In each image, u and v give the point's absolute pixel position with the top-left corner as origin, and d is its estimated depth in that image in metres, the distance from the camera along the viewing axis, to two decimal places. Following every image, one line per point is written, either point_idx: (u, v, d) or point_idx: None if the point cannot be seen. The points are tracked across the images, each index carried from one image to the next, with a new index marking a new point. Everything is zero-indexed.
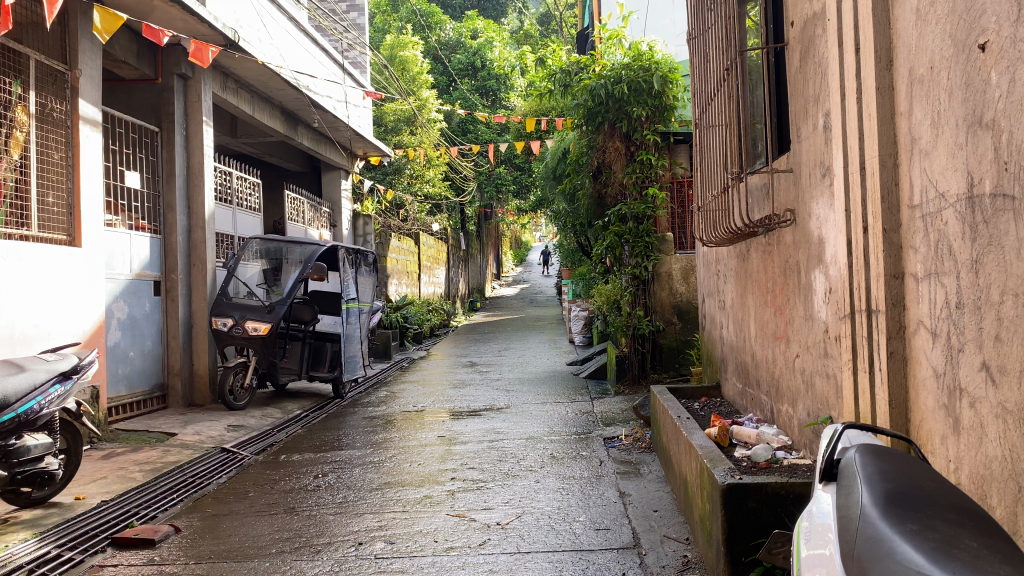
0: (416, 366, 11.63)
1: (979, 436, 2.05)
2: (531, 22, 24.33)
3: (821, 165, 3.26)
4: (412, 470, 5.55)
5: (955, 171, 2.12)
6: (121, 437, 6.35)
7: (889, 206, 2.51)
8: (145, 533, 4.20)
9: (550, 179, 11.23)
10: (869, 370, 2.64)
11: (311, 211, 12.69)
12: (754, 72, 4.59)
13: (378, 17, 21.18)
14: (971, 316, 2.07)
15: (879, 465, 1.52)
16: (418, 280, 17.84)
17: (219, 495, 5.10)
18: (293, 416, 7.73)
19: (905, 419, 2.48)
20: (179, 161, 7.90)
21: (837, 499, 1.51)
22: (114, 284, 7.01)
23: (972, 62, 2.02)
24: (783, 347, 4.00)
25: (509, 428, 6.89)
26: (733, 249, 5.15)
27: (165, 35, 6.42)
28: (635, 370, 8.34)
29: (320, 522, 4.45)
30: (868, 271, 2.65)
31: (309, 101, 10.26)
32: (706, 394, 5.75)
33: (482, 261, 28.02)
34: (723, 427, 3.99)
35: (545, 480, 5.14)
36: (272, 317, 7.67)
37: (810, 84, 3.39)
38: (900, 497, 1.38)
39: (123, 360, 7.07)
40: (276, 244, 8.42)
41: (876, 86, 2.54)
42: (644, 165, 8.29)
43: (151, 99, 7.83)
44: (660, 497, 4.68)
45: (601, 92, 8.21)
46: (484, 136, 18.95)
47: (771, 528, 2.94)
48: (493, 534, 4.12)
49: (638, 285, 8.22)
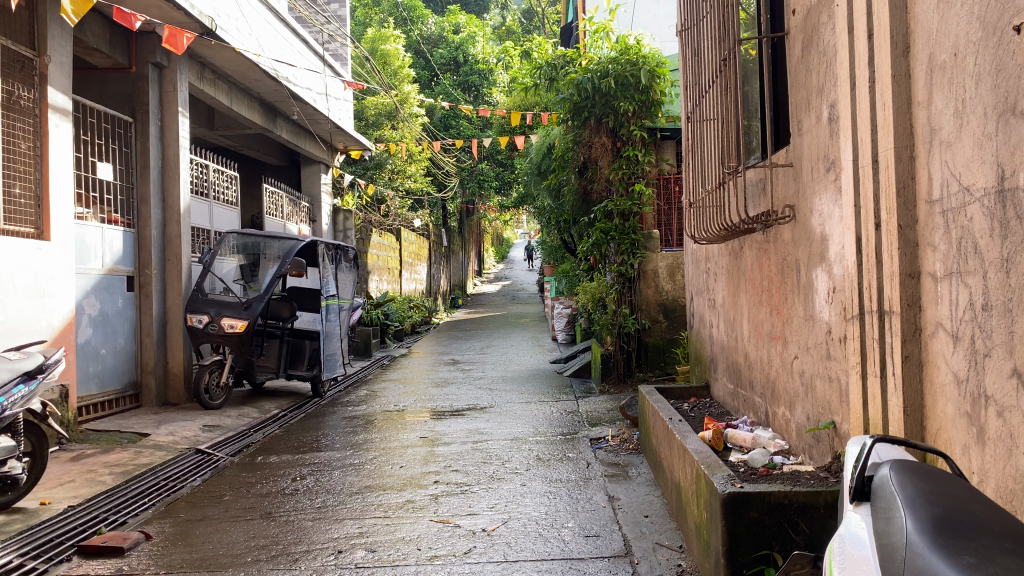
0: (397, 364, 11.44)
1: (1008, 447, 1.93)
2: (513, 17, 24.13)
3: (825, 159, 3.13)
4: (394, 473, 5.37)
5: (982, 164, 1.99)
6: (91, 438, 6.12)
7: (905, 201, 2.38)
8: (113, 541, 4.00)
9: (534, 174, 11.07)
10: (881, 374, 2.51)
11: (289, 206, 12.43)
12: (748, 66, 4.45)
13: (359, 9, 20.88)
14: (1000, 319, 1.94)
15: (920, 485, 1.37)
16: (399, 277, 17.59)
17: (193, 499, 4.90)
18: (271, 416, 7.51)
19: (920, 427, 2.36)
20: (154, 153, 7.66)
21: (875, 524, 1.36)
22: (85, 279, 6.77)
23: (1004, 45, 1.89)
24: (780, 348, 3.86)
25: (492, 428, 6.74)
26: (725, 247, 5.02)
27: (138, 19, 6.20)
28: (621, 369, 8.18)
29: (298, 529, 4.27)
30: (880, 269, 2.52)
31: (288, 93, 10.04)
32: (696, 395, 5.62)
33: (463, 258, 27.82)
34: (718, 430, 3.86)
35: (532, 483, 4.98)
36: (249, 313, 7.44)
37: (814, 75, 3.26)
38: (950, 525, 1.23)
39: (94, 358, 6.84)
40: (253, 238, 8.21)
41: (892, 73, 2.40)
42: (630, 161, 8.13)
43: (125, 88, 7.58)
44: (651, 501, 4.54)
45: (588, 86, 8.06)
46: (467, 132, 18.81)
47: (775, 541, 2.79)
48: (479, 541, 3.95)
49: (624, 283, 8.06)
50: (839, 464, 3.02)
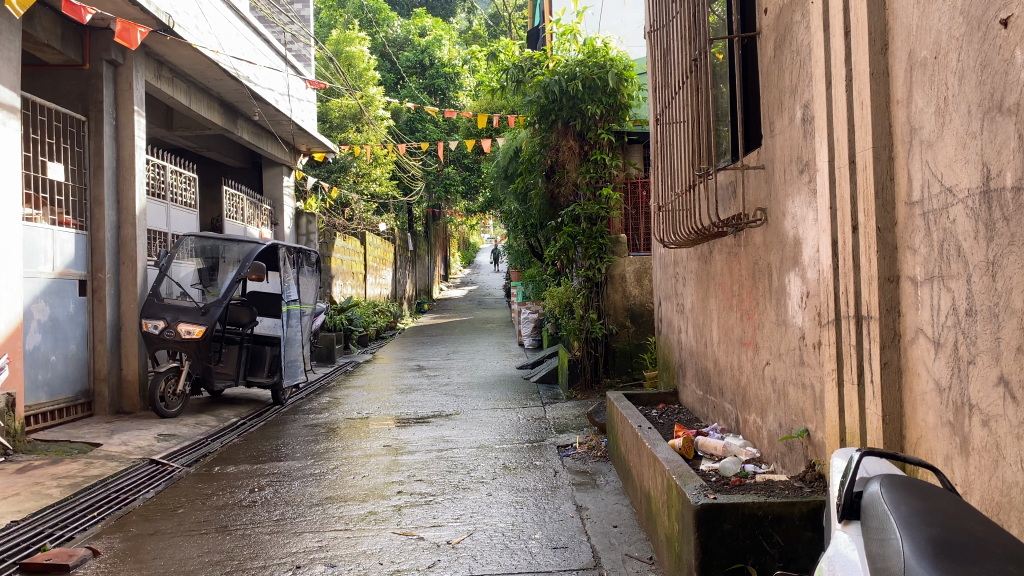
0: (361, 371, 11.25)
1: (994, 458, 1.86)
2: (480, 22, 23.93)
3: (798, 160, 3.06)
4: (355, 484, 5.21)
5: (966, 164, 1.93)
6: (39, 449, 5.87)
7: (884, 203, 2.31)
8: (58, 558, 3.80)
9: (501, 178, 10.97)
10: (858, 382, 2.44)
11: (250, 209, 12.17)
12: (720, 67, 4.39)
13: (324, 11, 20.63)
14: (985, 325, 1.88)
15: (913, 502, 1.27)
16: (364, 281, 17.36)
17: (146, 512, 4.70)
18: (230, 424, 7.31)
19: (899, 436, 2.29)
20: (108, 153, 7.41)
21: (870, 548, 1.26)
22: (34, 284, 6.51)
23: (989, 40, 1.82)
24: (751, 354, 3.79)
25: (458, 436, 6.61)
26: (694, 251, 4.94)
27: (87, 13, 5.97)
28: (588, 374, 8.07)
29: (255, 543, 4.10)
30: (858, 274, 2.45)
31: (249, 93, 9.83)
32: (664, 401, 5.56)
33: (430, 263, 27.65)
34: (688, 438, 3.81)
35: (498, 493, 4.86)
36: (207, 319, 7.24)
37: (787, 75, 3.19)
38: (948, 548, 1.13)
39: (43, 365, 6.58)
40: (212, 241, 8.00)
41: (870, 72, 2.33)
42: (597, 164, 8.08)
43: (77, 86, 7.32)
44: (619, 510, 4.45)
45: (555, 88, 7.94)
46: (433, 136, 18.73)
47: (749, 552, 2.70)
48: (444, 555, 3.82)
49: (591, 287, 7.97)
50: (813, 472, 2.94)
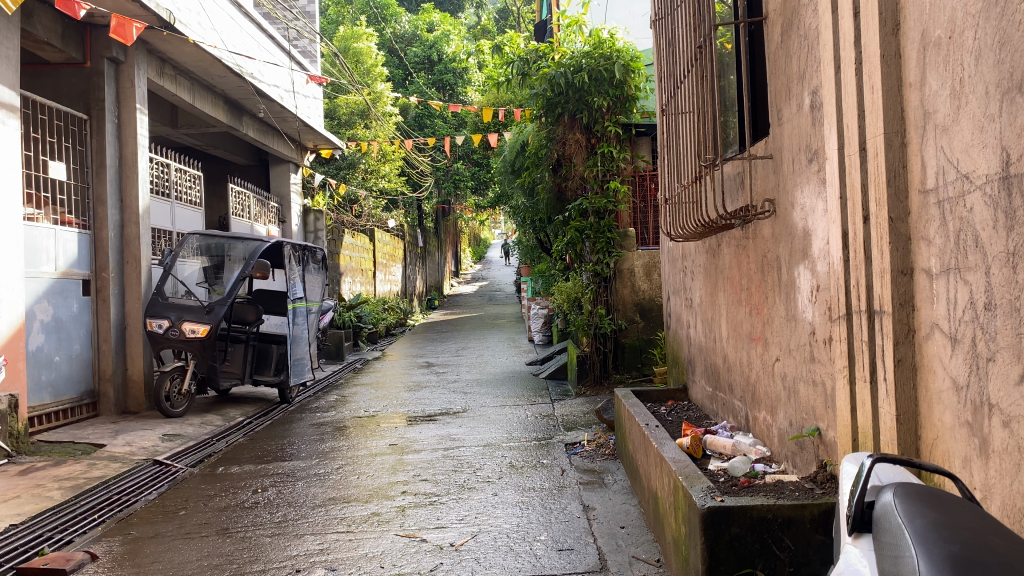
0: (369, 368, 11.19)
1: (1015, 462, 1.75)
2: (488, 16, 23.77)
3: (807, 149, 2.94)
4: (359, 484, 5.13)
5: (984, 148, 1.82)
6: (42, 450, 5.83)
7: (896, 191, 2.20)
8: (54, 563, 3.73)
9: (508, 173, 10.85)
10: (870, 380, 2.34)
11: (257, 207, 12.08)
12: (726, 56, 4.28)
13: (332, 6, 20.46)
14: (1005, 320, 1.76)
15: (928, 515, 1.16)
16: (374, 278, 17.31)
17: (147, 514, 4.64)
18: (236, 424, 7.25)
19: (914, 438, 2.18)
20: (110, 151, 7.36)
21: (883, 564, 1.15)
22: (37, 284, 6.47)
23: (1008, 15, 1.71)
24: (760, 350, 3.68)
25: (465, 434, 6.52)
26: (701, 244, 4.84)
27: (82, 8, 5.92)
28: (597, 371, 7.99)
29: (255, 545, 4.03)
30: (869, 266, 2.34)
31: (253, 90, 9.77)
32: (673, 398, 5.45)
33: (441, 260, 27.57)
34: (696, 437, 3.70)
35: (503, 493, 4.76)
36: (211, 317, 7.18)
37: (795, 60, 3.07)
38: (970, 567, 1.02)
39: (47, 366, 6.55)
40: (217, 240, 7.93)
41: (881, 54, 2.22)
42: (604, 158, 7.93)
43: (79, 84, 7.27)
44: (627, 510, 4.35)
45: (561, 81, 7.83)
46: (441, 131, 18.65)
47: (758, 557, 2.60)
48: (446, 557, 3.73)
49: (600, 282, 7.88)
50: (825, 474, 2.83)
